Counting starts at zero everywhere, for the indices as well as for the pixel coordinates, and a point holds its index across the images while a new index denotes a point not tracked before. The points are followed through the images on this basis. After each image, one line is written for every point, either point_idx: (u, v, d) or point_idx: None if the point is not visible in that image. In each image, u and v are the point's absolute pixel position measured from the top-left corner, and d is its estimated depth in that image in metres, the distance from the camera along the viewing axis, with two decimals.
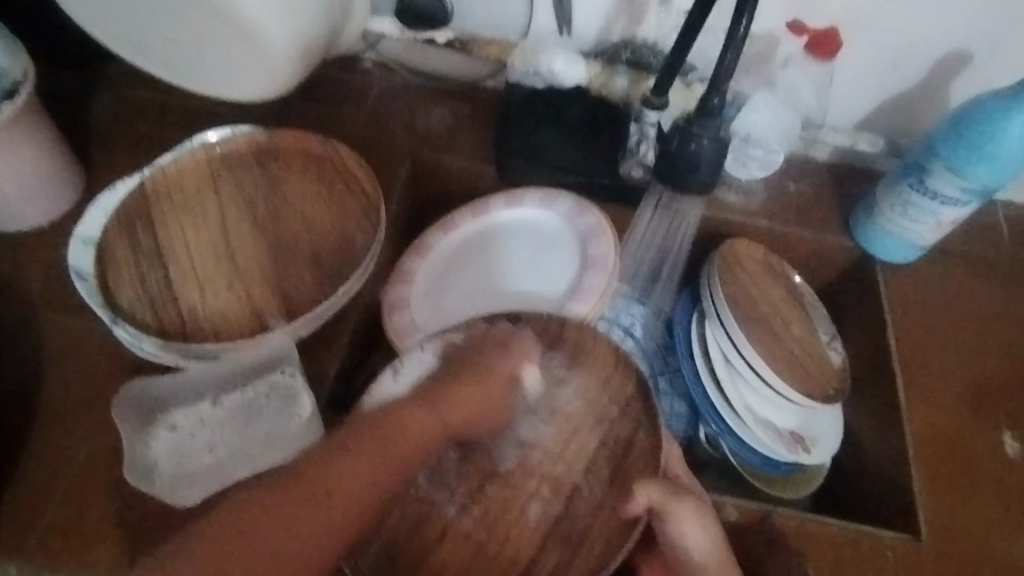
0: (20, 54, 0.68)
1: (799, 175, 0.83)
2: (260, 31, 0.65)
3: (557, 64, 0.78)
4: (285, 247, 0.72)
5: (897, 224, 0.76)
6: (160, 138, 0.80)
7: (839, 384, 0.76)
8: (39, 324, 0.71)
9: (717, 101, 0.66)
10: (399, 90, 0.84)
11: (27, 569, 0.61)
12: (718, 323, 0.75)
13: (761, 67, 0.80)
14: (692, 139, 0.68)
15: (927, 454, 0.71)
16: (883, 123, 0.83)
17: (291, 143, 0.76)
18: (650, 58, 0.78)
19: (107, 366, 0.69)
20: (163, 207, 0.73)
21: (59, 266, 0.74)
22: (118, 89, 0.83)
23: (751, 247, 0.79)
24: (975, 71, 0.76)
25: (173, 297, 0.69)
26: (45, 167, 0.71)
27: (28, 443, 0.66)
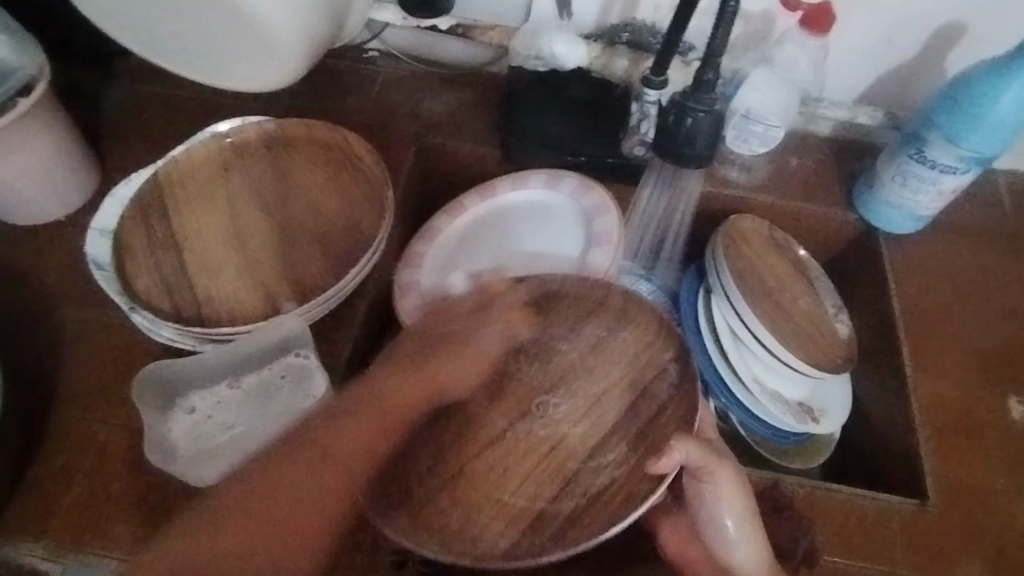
0: (35, 53, 0.69)
1: (800, 151, 0.85)
2: (267, 26, 0.67)
3: (558, 47, 0.80)
4: (296, 232, 0.74)
5: (897, 195, 0.77)
6: (171, 131, 0.82)
7: (846, 354, 0.77)
8: (60, 311, 0.73)
9: (712, 75, 0.67)
10: (404, 77, 0.86)
11: (53, 547, 0.62)
12: (724, 297, 0.76)
13: (759, 45, 0.81)
14: (688, 113, 0.69)
15: (933, 420, 0.72)
16: (882, 96, 0.84)
17: (300, 131, 0.78)
18: (649, 39, 0.80)
19: (126, 351, 0.71)
20: (177, 196, 0.75)
21: (76, 256, 0.75)
22: (130, 85, 0.86)
23: (756, 223, 0.80)
24: (970, 42, 0.77)
25: (187, 282, 0.71)
26: (60, 159, 0.73)
27: (50, 427, 0.67)
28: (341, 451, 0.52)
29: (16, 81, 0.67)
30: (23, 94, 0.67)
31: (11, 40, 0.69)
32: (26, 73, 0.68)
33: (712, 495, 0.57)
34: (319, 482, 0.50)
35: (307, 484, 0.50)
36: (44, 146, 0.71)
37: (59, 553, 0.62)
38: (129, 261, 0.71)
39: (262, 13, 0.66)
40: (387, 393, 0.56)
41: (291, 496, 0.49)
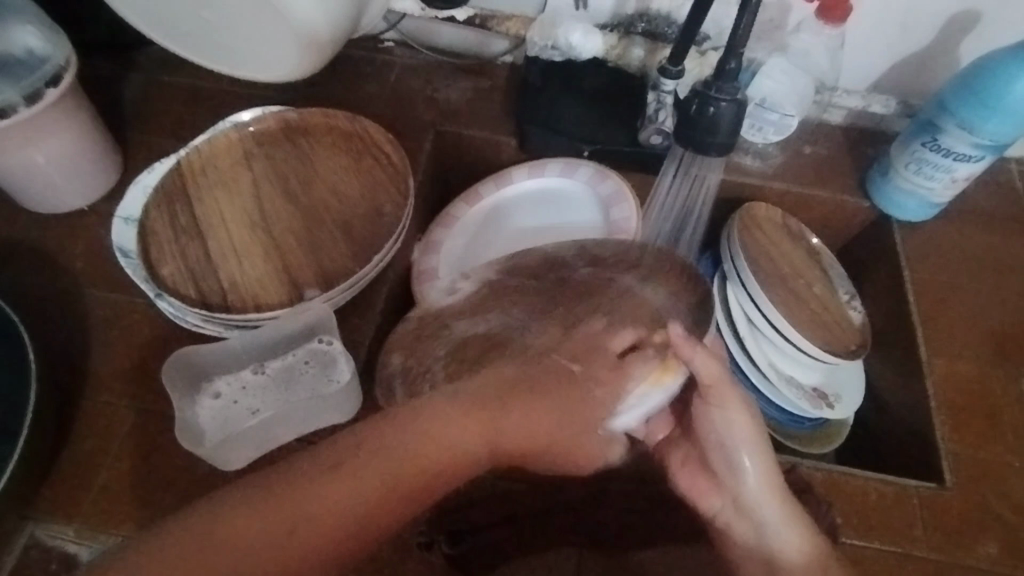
0: (64, 43, 0.70)
1: (813, 138, 0.86)
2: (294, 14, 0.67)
3: (575, 37, 0.81)
4: (318, 219, 0.75)
5: (912, 182, 0.78)
6: (191, 120, 0.83)
7: (860, 340, 0.78)
8: (85, 297, 0.74)
9: (734, 65, 0.68)
10: (420, 66, 0.87)
11: (85, 529, 0.64)
12: (740, 285, 0.77)
13: (774, 34, 0.81)
14: (710, 102, 0.69)
15: (950, 403, 0.73)
16: (897, 85, 0.84)
17: (320, 120, 0.78)
18: (664, 29, 0.81)
19: (153, 337, 0.72)
20: (200, 184, 0.76)
21: (100, 244, 0.76)
22: (149, 74, 0.86)
23: (769, 209, 0.82)
24: (984, 30, 0.77)
25: (212, 269, 0.72)
26: (85, 148, 0.74)
27: (79, 412, 0.68)
28: (369, 474, 0.45)
29: (46, 69, 0.68)
30: (51, 84, 0.68)
31: (38, 28, 0.70)
32: (55, 63, 0.69)
33: (721, 420, 0.56)
34: (367, 494, 0.45)
35: (356, 513, 0.45)
36: (71, 134, 0.72)
37: (90, 536, 0.63)
38: (154, 248, 0.72)
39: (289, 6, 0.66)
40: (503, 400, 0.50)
41: (333, 513, 0.44)
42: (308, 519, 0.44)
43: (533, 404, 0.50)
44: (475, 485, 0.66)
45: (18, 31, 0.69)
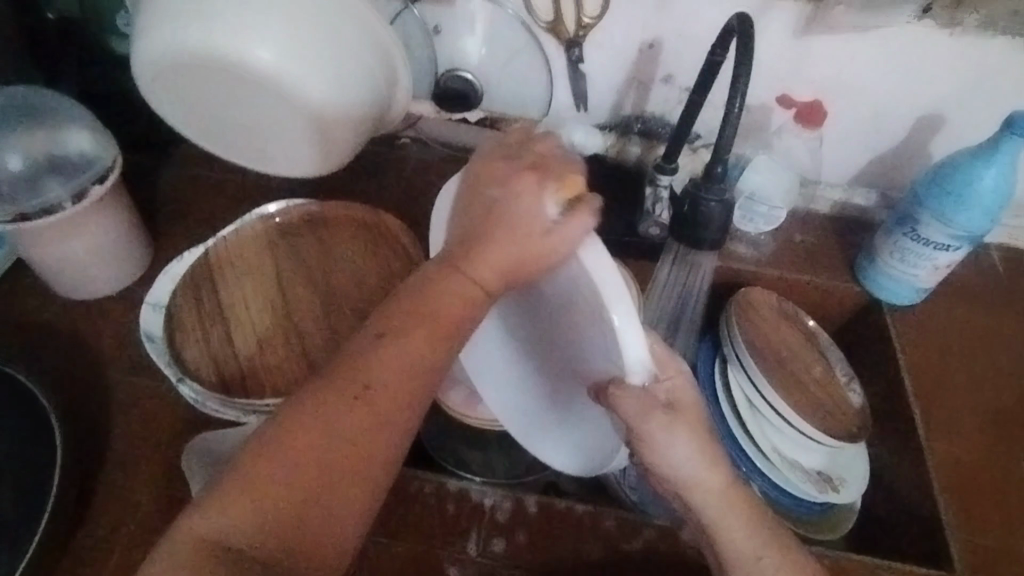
0: (112, 146, 0.76)
1: (802, 228, 0.92)
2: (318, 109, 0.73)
3: (577, 137, 0.87)
4: (336, 305, 0.79)
5: (894, 268, 0.83)
6: (220, 212, 0.89)
7: (861, 422, 0.80)
8: (112, 379, 0.77)
9: (721, 169, 0.75)
10: (434, 163, 0.95)
11: None
12: (739, 368, 0.80)
13: (759, 134, 0.89)
14: (702, 202, 0.76)
15: (950, 484, 0.74)
16: (875, 178, 0.91)
17: (341, 215, 0.85)
18: (659, 128, 0.90)
19: (174, 419, 0.74)
20: (225, 272, 0.80)
21: (129, 327, 0.80)
22: (183, 169, 0.93)
23: (765, 294, 0.86)
24: (949, 132, 0.85)
25: (234, 354, 0.75)
26: (121, 239, 0.79)
27: (97, 494, 0.69)
28: (389, 377, 0.48)
29: (95, 170, 0.74)
30: (97, 181, 0.73)
31: (90, 131, 0.76)
32: (104, 164, 0.75)
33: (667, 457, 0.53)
34: (399, 383, 0.49)
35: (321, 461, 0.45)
36: (112, 226, 0.78)
37: None
38: (179, 333, 0.76)
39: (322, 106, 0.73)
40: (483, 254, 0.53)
41: (331, 451, 0.45)
42: (288, 509, 0.44)
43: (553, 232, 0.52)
44: (483, 575, 0.68)
45: (73, 135, 0.76)
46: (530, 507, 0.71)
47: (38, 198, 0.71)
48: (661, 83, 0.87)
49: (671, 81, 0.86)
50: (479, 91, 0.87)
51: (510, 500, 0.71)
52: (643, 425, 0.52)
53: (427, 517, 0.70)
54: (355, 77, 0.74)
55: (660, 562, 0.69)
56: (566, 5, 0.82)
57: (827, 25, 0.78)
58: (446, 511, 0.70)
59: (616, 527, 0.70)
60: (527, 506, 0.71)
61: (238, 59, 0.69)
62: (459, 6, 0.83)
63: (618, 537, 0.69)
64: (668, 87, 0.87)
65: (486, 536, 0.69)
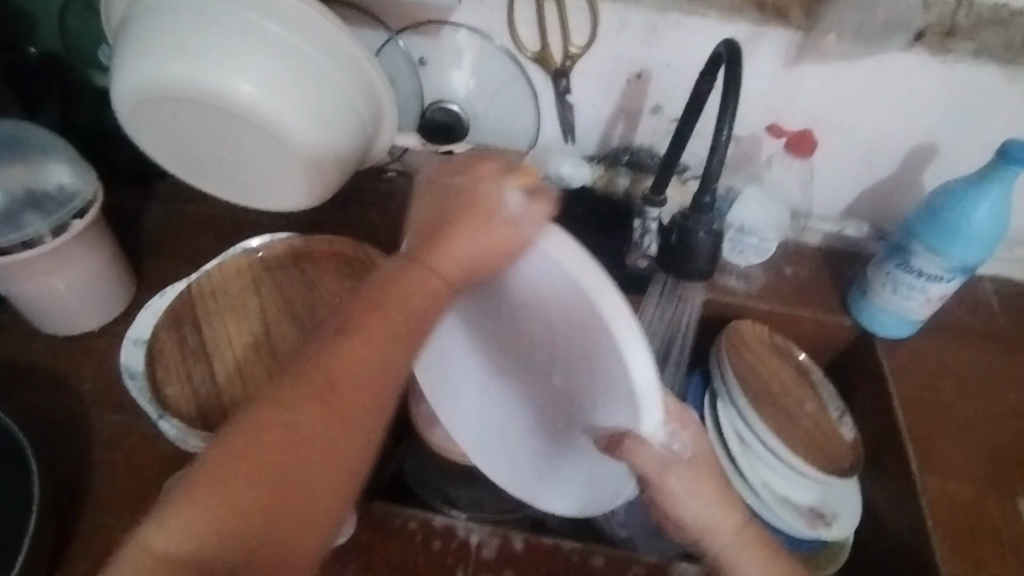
0: (92, 179, 0.75)
1: (794, 261, 0.91)
2: (300, 141, 0.72)
3: (564, 168, 0.87)
4: (319, 341, 0.78)
5: (887, 300, 0.82)
6: (206, 246, 0.89)
7: (852, 458, 0.79)
8: (92, 417, 0.75)
9: (710, 198, 0.73)
10: (422, 197, 0.95)
11: None
12: (730, 403, 0.78)
13: (749, 166, 0.88)
14: (691, 232, 0.74)
15: (946, 522, 0.72)
16: (867, 211, 0.90)
17: (325, 248, 0.83)
18: (648, 160, 0.89)
19: (155, 457, 0.73)
20: (207, 309, 0.78)
21: (110, 364, 0.79)
22: (169, 203, 0.92)
23: (756, 328, 0.85)
24: (941, 162, 0.84)
25: (216, 391, 0.74)
26: (104, 273, 0.79)
27: (73, 537, 0.68)
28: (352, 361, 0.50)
29: (75, 203, 0.73)
30: (78, 216, 0.72)
31: (71, 164, 0.75)
32: (84, 197, 0.74)
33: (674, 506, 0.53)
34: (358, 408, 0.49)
35: (292, 493, 0.46)
36: (93, 260, 0.77)
37: None
38: (161, 369, 0.74)
39: (290, 127, 0.71)
40: (459, 240, 0.54)
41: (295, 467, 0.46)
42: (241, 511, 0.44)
43: (461, 235, 0.54)
44: None
45: (55, 169, 0.75)
46: (516, 544, 0.69)
47: (17, 231, 0.70)
48: (650, 114, 0.86)
49: (660, 112, 0.86)
50: (465, 121, 0.87)
51: (496, 536, 0.69)
52: (665, 481, 0.52)
53: (414, 554, 0.68)
54: (325, 96, 0.72)
55: None
56: (552, 35, 0.81)
57: (816, 53, 0.77)
58: (431, 549, 0.68)
59: (603, 565, 0.68)
60: (514, 542, 0.69)
61: (201, 88, 0.68)
62: (444, 38, 0.83)
63: None
64: (657, 118, 0.86)
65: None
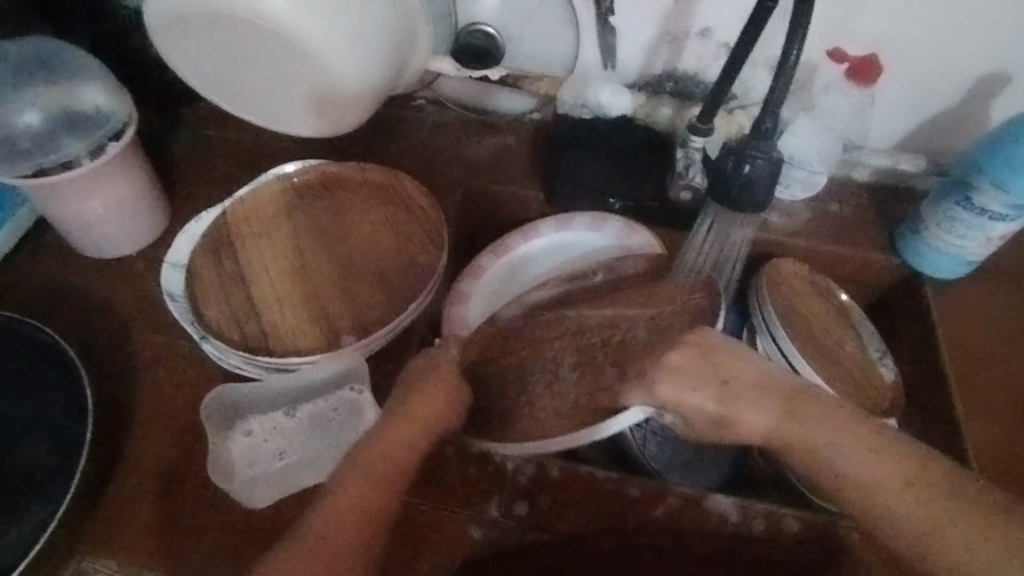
0: (126, 100, 0.74)
1: (841, 197, 0.87)
2: (336, 62, 0.70)
3: (604, 97, 0.83)
4: (354, 267, 0.77)
5: (940, 239, 0.78)
6: (236, 172, 0.88)
7: (892, 398, 0.77)
8: (132, 339, 0.77)
9: (770, 124, 0.67)
10: (452, 125, 0.92)
11: (120, 563, 0.65)
12: (769, 339, 0.76)
13: (801, 93, 0.82)
14: (746, 160, 0.67)
15: (988, 466, 0.71)
16: (923, 144, 0.86)
17: (355, 174, 0.81)
18: (693, 87, 0.86)
19: (194, 377, 0.74)
20: (243, 233, 0.78)
21: (148, 287, 0.80)
22: (196, 129, 0.91)
23: (796, 266, 0.82)
24: (1013, 90, 0.78)
25: (254, 313, 0.74)
26: (138, 198, 0.78)
27: (122, 451, 0.70)
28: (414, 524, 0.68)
29: (111, 126, 0.72)
30: (114, 138, 0.72)
31: (102, 85, 0.74)
32: (119, 119, 0.73)
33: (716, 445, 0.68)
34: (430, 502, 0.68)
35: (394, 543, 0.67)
36: (129, 185, 0.77)
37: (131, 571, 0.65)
38: (201, 292, 0.75)
39: (325, 42, 0.68)
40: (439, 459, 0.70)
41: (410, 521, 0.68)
42: None
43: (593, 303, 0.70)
44: (507, 538, 0.68)
45: (87, 89, 0.74)
46: (552, 472, 0.70)
47: (55, 152, 0.71)
48: (696, 38, 0.81)
49: (708, 36, 0.81)
50: (502, 46, 0.83)
51: (532, 464, 0.71)
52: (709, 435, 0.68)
53: (450, 477, 0.70)
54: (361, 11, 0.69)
55: (682, 530, 0.68)
56: None
57: None
58: (468, 475, 0.70)
59: (638, 495, 0.69)
60: (549, 471, 0.70)
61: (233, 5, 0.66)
62: None
63: (641, 505, 0.69)
64: (704, 43, 0.81)
65: (509, 500, 0.69)
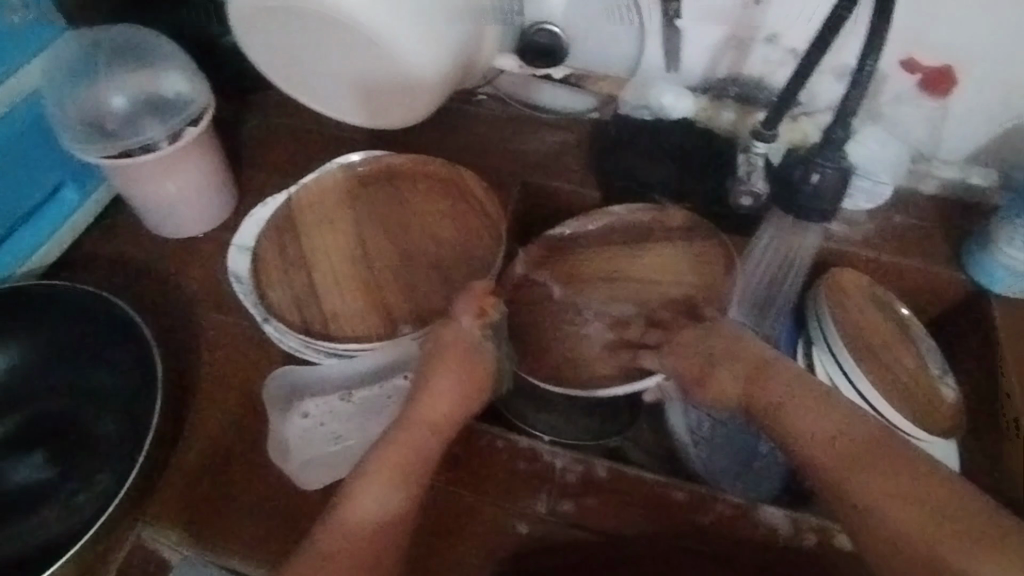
0: (205, 87, 0.77)
1: (905, 209, 0.85)
2: (407, 57, 0.72)
3: (667, 99, 0.84)
4: (412, 257, 0.78)
5: (1010, 255, 0.76)
6: (301, 161, 0.90)
7: (953, 419, 0.75)
8: (198, 317, 0.80)
9: (841, 133, 0.67)
10: (511, 121, 0.93)
11: (179, 533, 0.67)
12: (826, 349, 0.75)
13: (871, 104, 0.82)
14: (814, 168, 0.69)
15: None
16: (996, 158, 0.83)
17: (417, 167, 0.84)
18: (757, 93, 0.85)
19: (256, 357, 0.77)
20: (307, 219, 0.81)
21: (214, 268, 0.83)
22: (264, 117, 0.94)
23: (855, 275, 0.81)
24: None
25: (315, 298, 0.76)
26: (210, 182, 0.81)
27: (186, 424, 0.73)
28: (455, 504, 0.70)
29: (190, 112, 0.76)
30: (192, 123, 0.75)
31: (181, 70, 0.77)
32: (198, 105, 0.76)
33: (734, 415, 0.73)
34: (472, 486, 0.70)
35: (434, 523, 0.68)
36: (201, 169, 0.79)
37: (190, 541, 0.67)
38: (266, 274, 0.77)
39: (398, 37, 0.70)
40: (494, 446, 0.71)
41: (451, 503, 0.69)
42: None
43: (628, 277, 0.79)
44: (553, 535, 0.68)
45: (167, 74, 0.77)
46: (600, 473, 0.70)
47: (139, 136, 0.74)
48: (764, 43, 0.80)
49: (776, 41, 0.80)
50: (565, 45, 0.83)
51: (580, 464, 0.70)
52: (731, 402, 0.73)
53: (498, 469, 0.71)
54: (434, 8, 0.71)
55: (733, 539, 0.67)
56: None
57: None
58: (517, 469, 0.70)
59: (686, 501, 0.69)
60: (598, 471, 0.70)
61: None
62: None
63: (690, 512, 0.68)
64: (772, 48, 0.81)
65: (556, 497, 0.69)
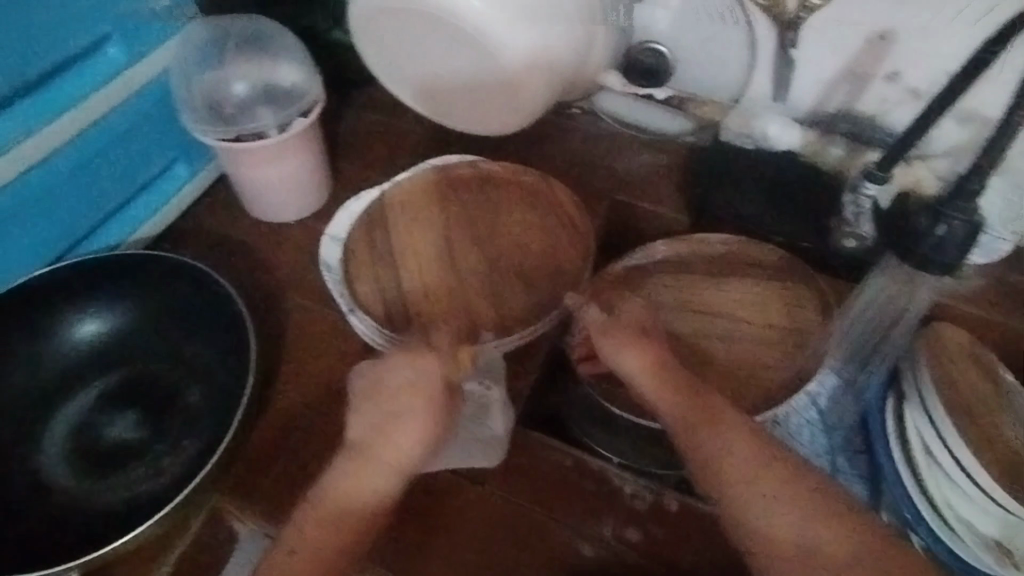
0: (317, 81, 0.80)
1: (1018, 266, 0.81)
2: (515, 68, 0.72)
3: (772, 129, 0.83)
4: (498, 265, 0.79)
5: None
6: (396, 157, 0.92)
7: None
8: (287, 300, 0.82)
9: (976, 184, 0.61)
10: (605, 137, 0.93)
11: (253, 507, 0.69)
12: (920, 405, 0.69)
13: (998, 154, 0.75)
14: (941, 220, 0.61)
15: None
16: None
17: (510, 175, 0.84)
18: (871, 133, 0.81)
19: (338, 345, 0.78)
20: (398, 216, 0.82)
21: (305, 254, 0.85)
22: (364, 112, 0.97)
23: (958, 333, 0.76)
24: None
25: (400, 295, 0.77)
26: (310, 171, 0.84)
27: (267, 404, 0.75)
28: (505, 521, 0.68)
29: (301, 103, 0.79)
30: (302, 113, 0.79)
31: (297, 60, 0.80)
32: (311, 97, 0.80)
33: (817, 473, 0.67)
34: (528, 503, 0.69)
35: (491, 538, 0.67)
36: (304, 158, 0.82)
37: (263, 517, 0.69)
38: (354, 265, 0.79)
39: (509, 48, 0.71)
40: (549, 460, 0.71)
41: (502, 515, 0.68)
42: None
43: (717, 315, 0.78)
44: (617, 562, 0.67)
45: (283, 63, 0.80)
46: (670, 506, 0.69)
47: (252, 122, 0.78)
48: (883, 80, 0.77)
49: (897, 79, 0.76)
50: (671, 65, 0.84)
51: (651, 493, 0.69)
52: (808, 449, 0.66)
53: (566, 486, 0.70)
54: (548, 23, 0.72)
55: None
56: None
57: None
58: (585, 489, 0.70)
59: None
60: (668, 504, 0.69)
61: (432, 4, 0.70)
62: None
63: None
64: (891, 86, 0.77)
65: (623, 524, 0.68)
